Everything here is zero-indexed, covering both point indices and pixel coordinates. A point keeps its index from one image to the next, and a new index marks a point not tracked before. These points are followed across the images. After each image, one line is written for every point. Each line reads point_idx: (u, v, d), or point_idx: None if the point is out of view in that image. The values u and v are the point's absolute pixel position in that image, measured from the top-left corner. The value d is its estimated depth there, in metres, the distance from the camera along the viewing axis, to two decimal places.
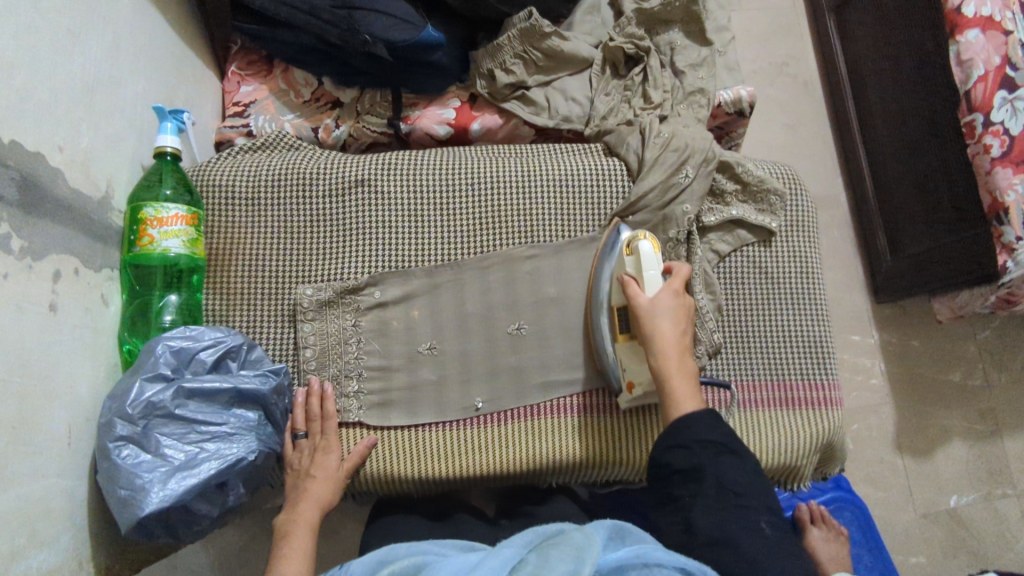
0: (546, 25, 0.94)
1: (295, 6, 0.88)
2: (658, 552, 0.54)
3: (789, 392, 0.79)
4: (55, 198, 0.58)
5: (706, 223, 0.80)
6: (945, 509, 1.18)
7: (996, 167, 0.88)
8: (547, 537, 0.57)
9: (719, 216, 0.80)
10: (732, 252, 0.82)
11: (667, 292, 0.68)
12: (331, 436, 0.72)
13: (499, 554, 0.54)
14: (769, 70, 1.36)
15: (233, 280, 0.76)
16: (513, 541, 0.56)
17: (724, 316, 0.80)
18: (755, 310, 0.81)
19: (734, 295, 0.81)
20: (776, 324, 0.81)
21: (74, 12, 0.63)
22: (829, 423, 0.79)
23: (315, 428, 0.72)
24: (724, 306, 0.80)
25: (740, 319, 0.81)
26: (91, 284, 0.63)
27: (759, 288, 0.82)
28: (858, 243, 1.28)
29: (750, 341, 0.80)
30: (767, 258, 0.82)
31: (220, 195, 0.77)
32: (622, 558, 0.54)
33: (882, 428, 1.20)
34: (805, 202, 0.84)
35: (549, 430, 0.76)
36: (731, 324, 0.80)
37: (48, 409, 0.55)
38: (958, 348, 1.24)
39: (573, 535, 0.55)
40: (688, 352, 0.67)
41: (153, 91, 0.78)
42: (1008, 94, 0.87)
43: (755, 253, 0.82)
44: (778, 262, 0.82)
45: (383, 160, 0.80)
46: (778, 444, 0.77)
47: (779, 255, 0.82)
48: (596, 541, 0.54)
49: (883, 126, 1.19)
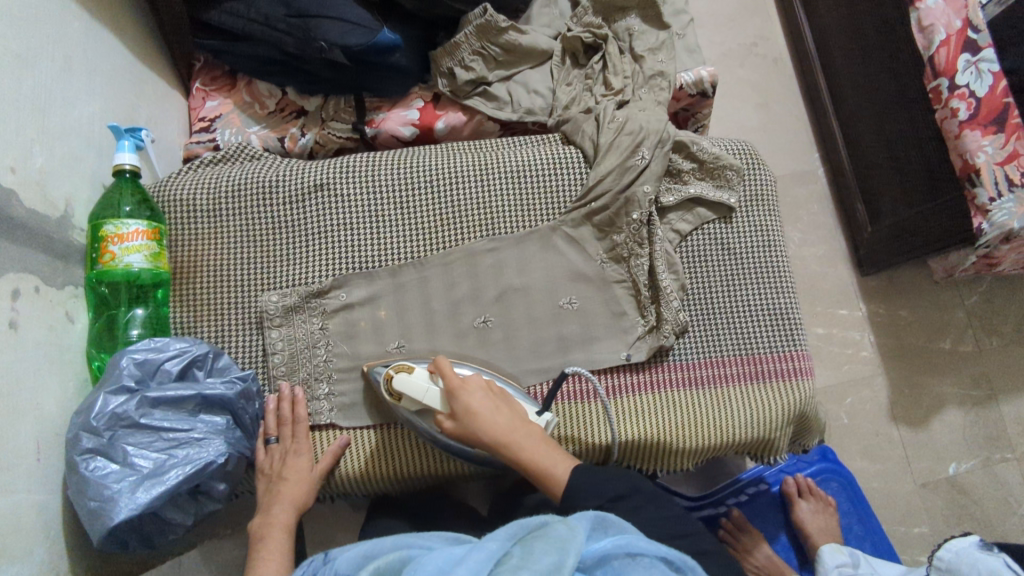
0: (502, 20, 0.95)
1: (250, 18, 0.89)
2: (639, 540, 0.55)
3: (758, 366, 0.80)
4: (10, 217, 0.59)
5: (666, 204, 0.81)
6: (945, 478, 1.17)
7: (965, 130, 0.87)
8: (530, 530, 0.55)
9: (677, 195, 0.81)
10: (693, 230, 0.82)
11: (452, 403, 0.66)
12: (302, 439, 0.73)
13: (483, 548, 0.52)
14: (739, 51, 1.36)
15: (198, 291, 0.77)
16: (496, 533, 0.54)
17: (690, 295, 0.81)
18: (720, 287, 0.81)
19: (699, 273, 0.82)
20: (742, 299, 0.81)
21: (21, 35, 0.64)
22: (801, 393, 0.79)
23: (287, 432, 0.74)
24: (690, 285, 0.81)
25: (707, 296, 0.81)
26: (54, 303, 0.64)
27: (723, 264, 0.82)
28: (838, 217, 1.29)
29: (717, 317, 0.81)
30: (729, 235, 0.83)
31: (180, 208, 0.78)
32: (606, 548, 0.54)
33: (875, 400, 1.20)
34: (765, 172, 0.86)
35: (387, 450, 0.76)
36: (698, 303, 0.81)
37: (14, 427, 0.56)
38: (947, 315, 1.24)
39: (556, 526, 0.54)
40: (516, 421, 0.67)
41: (110, 110, 0.79)
42: (972, 57, 0.86)
43: (717, 230, 0.83)
44: (742, 237, 0.83)
45: (341, 164, 0.82)
46: (749, 417, 0.78)
47: (742, 231, 0.83)
48: (579, 533, 0.54)
49: (853, 98, 1.19)
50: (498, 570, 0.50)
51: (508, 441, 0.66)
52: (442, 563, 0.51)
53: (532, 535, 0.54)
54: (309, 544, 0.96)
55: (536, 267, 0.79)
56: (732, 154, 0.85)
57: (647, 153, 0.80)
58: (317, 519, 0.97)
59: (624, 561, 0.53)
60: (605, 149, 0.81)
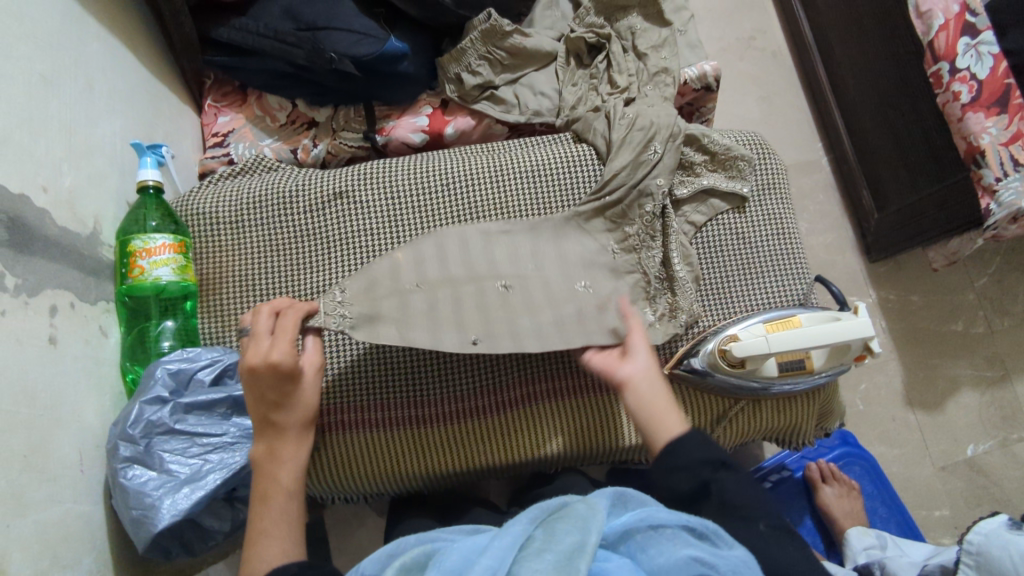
0: (506, 24, 0.96)
1: (260, 33, 0.90)
2: (662, 511, 0.55)
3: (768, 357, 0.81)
4: (46, 238, 0.61)
5: (679, 196, 0.82)
6: (963, 459, 1.18)
7: (968, 113, 0.88)
8: (551, 512, 0.56)
9: (691, 187, 0.82)
10: (708, 221, 0.84)
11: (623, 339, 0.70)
12: (311, 353, 0.67)
13: (508, 533, 0.53)
14: (737, 46, 1.38)
15: (225, 303, 0.79)
16: (518, 517, 0.55)
17: (706, 286, 0.82)
18: (735, 276, 0.83)
19: (713, 263, 0.83)
20: (758, 288, 0.83)
21: (47, 60, 0.66)
22: (810, 392, 0.80)
23: (271, 333, 0.64)
24: (704, 275, 0.82)
25: (723, 288, 0.82)
26: (88, 318, 0.66)
27: (737, 253, 0.83)
28: (844, 204, 1.30)
29: (734, 307, 0.82)
30: (742, 224, 0.84)
31: (205, 221, 0.80)
32: (627, 522, 0.55)
33: (889, 384, 1.21)
34: (774, 163, 0.87)
35: (425, 444, 0.77)
36: (714, 294, 0.82)
37: (57, 440, 0.57)
38: (957, 298, 1.24)
39: (575, 508, 0.56)
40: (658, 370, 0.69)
41: (131, 128, 0.81)
42: (971, 40, 0.86)
43: (731, 220, 0.84)
44: (755, 227, 0.84)
45: (359, 172, 0.83)
46: (756, 422, 0.80)
47: (754, 221, 0.84)
48: (599, 511, 0.55)
49: (854, 85, 1.20)
50: (522, 556, 0.51)
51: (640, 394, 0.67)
52: (466, 553, 0.52)
53: (553, 517, 0.55)
54: (340, 545, 0.98)
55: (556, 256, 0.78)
56: (741, 144, 0.86)
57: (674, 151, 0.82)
58: (347, 520, 0.99)
59: (646, 535, 0.54)
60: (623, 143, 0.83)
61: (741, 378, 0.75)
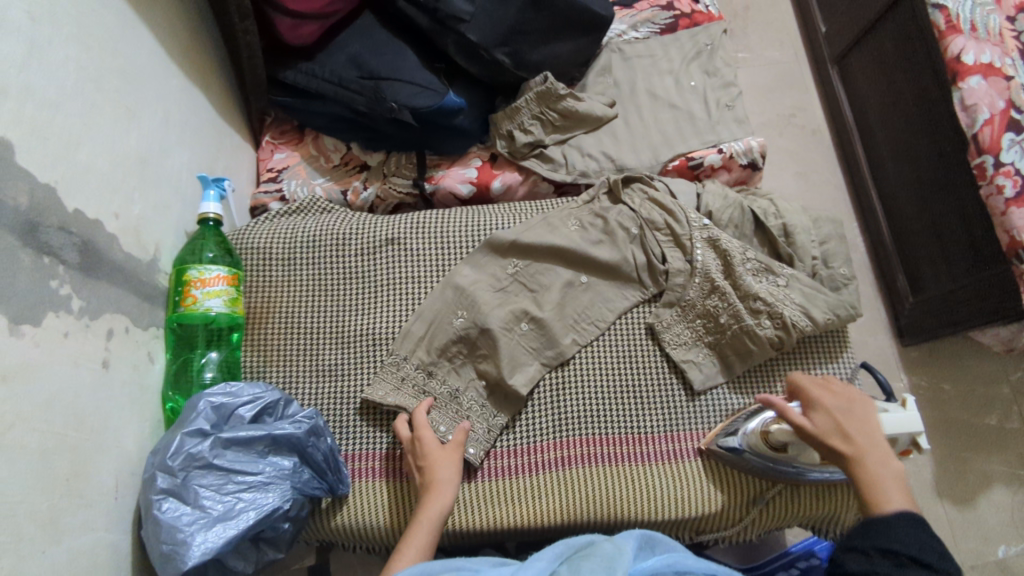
0: (561, 87, 0.99)
1: (326, 78, 0.94)
2: (688, 560, 0.56)
3: (673, 444, 0.78)
4: (112, 262, 0.62)
5: (756, 283, 0.81)
6: (994, 561, 1.11)
7: (1011, 208, 0.86)
8: (577, 549, 0.57)
9: (766, 282, 0.82)
10: (666, 330, 0.83)
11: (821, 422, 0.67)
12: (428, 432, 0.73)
13: (532, 566, 0.54)
14: (778, 121, 1.40)
15: (269, 336, 0.81)
16: (544, 553, 0.56)
17: (665, 407, 0.80)
18: (664, 392, 0.81)
19: (653, 376, 0.81)
20: (678, 400, 0.81)
21: (133, 94, 0.69)
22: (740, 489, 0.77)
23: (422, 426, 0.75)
24: (665, 409, 0.80)
25: (664, 403, 0.80)
26: (138, 343, 0.66)
27: (659, 374, 0.81)
28: (879, 284, 1.27)
29: (669, 406, 0.80)
30: (667, 346, 0.82)
31: (259, 254, 0.84)
32: (654, 566, 0.55)
33: (919, 474, 1.15)
34: (840, 245, 0.85)
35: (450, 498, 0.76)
36: (664, 409, 0.80)
37: (98, 465, 0.58)
38: (991, 391, 1.19)
39: (603, 547, 0.56)
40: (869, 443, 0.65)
41: (198, 161, 0.84)
42: (1015, 136, 0.87)
43: (652, 343, 0.83)
44: (683, 352, 0.82)
45: (414, 221, 0.88)
46: (699, 488, 0.76)
47: (675, 343, 0.82)
48: (625, 551, 0.55)
49: (895, 171, 1.20)
50: None
51: (852, 459, 0.64)
52: None
53: (579, 554, 0.56)
54: None
55: (559, 297, 0.83)
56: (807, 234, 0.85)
57: (780, 272, 0.82)
58: None
59: None
60: (788, 261, 0.85)
61: (776, 461, 0.72)
